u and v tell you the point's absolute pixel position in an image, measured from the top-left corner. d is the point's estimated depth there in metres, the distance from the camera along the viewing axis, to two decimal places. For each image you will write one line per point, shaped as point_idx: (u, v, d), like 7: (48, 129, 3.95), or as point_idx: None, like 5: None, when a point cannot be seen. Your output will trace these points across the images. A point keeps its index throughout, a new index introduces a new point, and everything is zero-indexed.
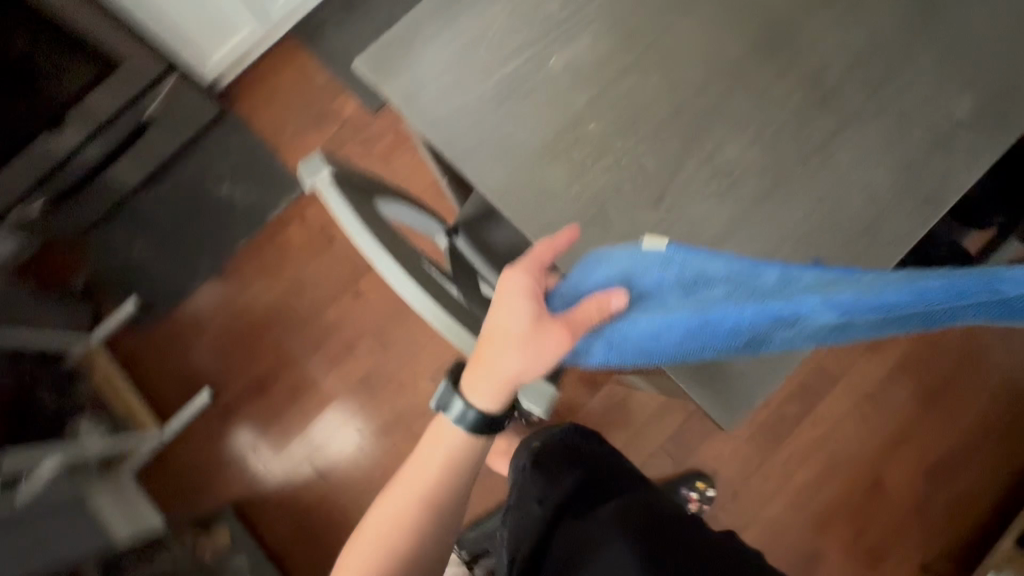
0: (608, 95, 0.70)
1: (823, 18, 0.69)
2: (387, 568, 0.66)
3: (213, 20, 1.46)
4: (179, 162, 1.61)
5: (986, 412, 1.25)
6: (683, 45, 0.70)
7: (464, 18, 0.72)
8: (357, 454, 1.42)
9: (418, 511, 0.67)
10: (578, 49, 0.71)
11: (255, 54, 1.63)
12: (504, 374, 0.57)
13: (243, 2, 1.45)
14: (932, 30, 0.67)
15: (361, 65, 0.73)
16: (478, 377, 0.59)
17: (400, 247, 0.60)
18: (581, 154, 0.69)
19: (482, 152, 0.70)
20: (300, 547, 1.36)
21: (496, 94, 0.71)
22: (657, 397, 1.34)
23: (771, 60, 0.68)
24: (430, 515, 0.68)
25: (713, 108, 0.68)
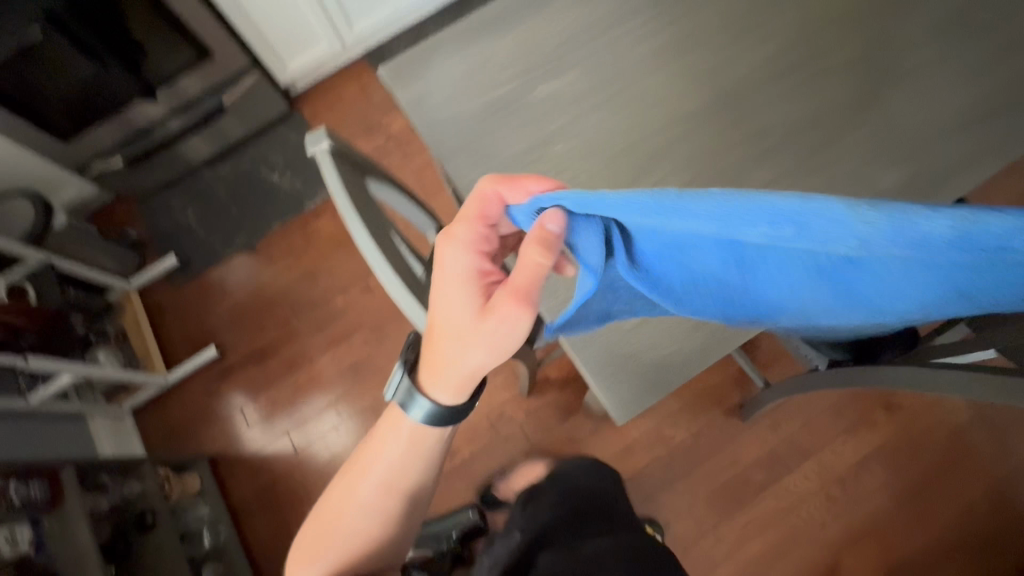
0: (578, 125, 0.74)
1: (773, 86, 0.73)
2: (345, 549, 0.70)
3: (298, 34, 1.61)
4: (245, 145, 1.74)
5: (962, 524, 1.23)
6: (654, 94, 0.74)
7: (476, 47, 0.79)
8: (332, 436, 1.49)
9: (383, 490, 0.70)
10: (562, 80, 0.76)
11: (327, 69, 1.78)
12: (467, 365, 0.61)
13: (326, 21, 1.61)
14: (872, 108, 0.69)
15: (382, 71, 0.80)
16: (441, 371, 0.62)
17: (378, 225, 0.67)
18: (542, 171, 0.72)
19: (458, 157, 0.74)
20: (261, 511, 1.45)
21: (484, 110, 0.76)
22: (625, 437, 1.36)
23: (718, 115, 0.72)
24: (395, 495, 0.71)
25: (665, 151, 0.71)
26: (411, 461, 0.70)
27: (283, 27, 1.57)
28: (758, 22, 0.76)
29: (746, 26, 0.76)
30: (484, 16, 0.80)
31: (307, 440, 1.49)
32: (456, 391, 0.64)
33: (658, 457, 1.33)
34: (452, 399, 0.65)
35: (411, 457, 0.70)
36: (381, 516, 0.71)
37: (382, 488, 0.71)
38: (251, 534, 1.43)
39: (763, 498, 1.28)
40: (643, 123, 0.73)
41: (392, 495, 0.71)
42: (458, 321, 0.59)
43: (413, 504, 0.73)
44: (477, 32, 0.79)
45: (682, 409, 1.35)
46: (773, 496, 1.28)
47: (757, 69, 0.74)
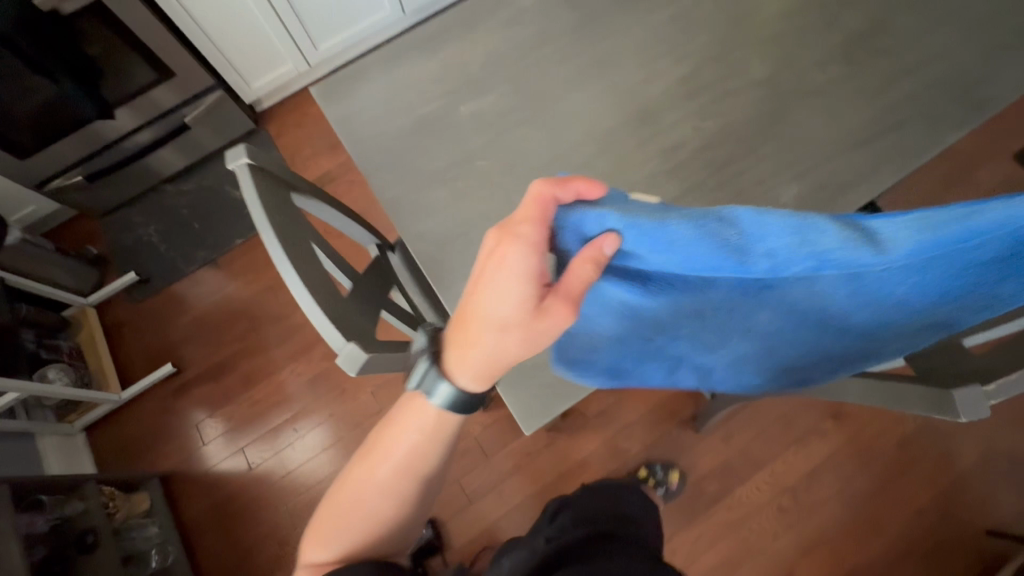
0: (499, 140, 0.75)
1: (688, 102, 0.74)
2: (372, 527, 0.61)
3: (263, 53, 1.64)
4: (210, 161, 1.77)
5: (910, 533, 1.24)
6: (573, 110, 0.76)
7: (405, 67, 0.81)
8: (290, 452, 1.48)
9: (397, 473, 0.61)
10: (486, 98, 0.78)
11: (294, 87, 1.82)
12: (499, 357, 0.54)
13: (291, 42, 1.65)
14: (780, 124, 0.72)
15: (315, 90, 0.82)
16: (470, 360, 0.55)
17: (296, 240, 0.68)
18: (462, 185, 0.73)
19: (381, 171, 0.75)
20: (217, 529, 1.43)
21: (409, 127, 0.77)
22: (581, 449, 1.36)
23: (634, 132, 0.74)
24: (411, 482, 0.61)
25: (582, 165, 0.72)
26: (431, 440, 0.61)
27: (247, 48, 1.60)
28: (675, 41, 0.78)
29: (664, 46, 0.78)
30: (413, 39, 0.83)
31: (263, 456, 1.48)
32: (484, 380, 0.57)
33: (613, 470, 1.34)
34: (478, 391, 0.57)
35: (433, 437, 0.61)
36: (391, 503, 0.61)
37: (395, 471, 0.61)
38: (204, 553, 1.40)
39: (715, 509, 1.29)
40: (565, 138, 0.74)
41: (407, 479, 0.61)
42: (501, 314, 0.51)
43: (428, 493, 0.64)
44: (406, 53, 0.82)
45: (636, 420, 1.36)
46: (726, 507, 1.29)
47: (673, 86, 0.75)
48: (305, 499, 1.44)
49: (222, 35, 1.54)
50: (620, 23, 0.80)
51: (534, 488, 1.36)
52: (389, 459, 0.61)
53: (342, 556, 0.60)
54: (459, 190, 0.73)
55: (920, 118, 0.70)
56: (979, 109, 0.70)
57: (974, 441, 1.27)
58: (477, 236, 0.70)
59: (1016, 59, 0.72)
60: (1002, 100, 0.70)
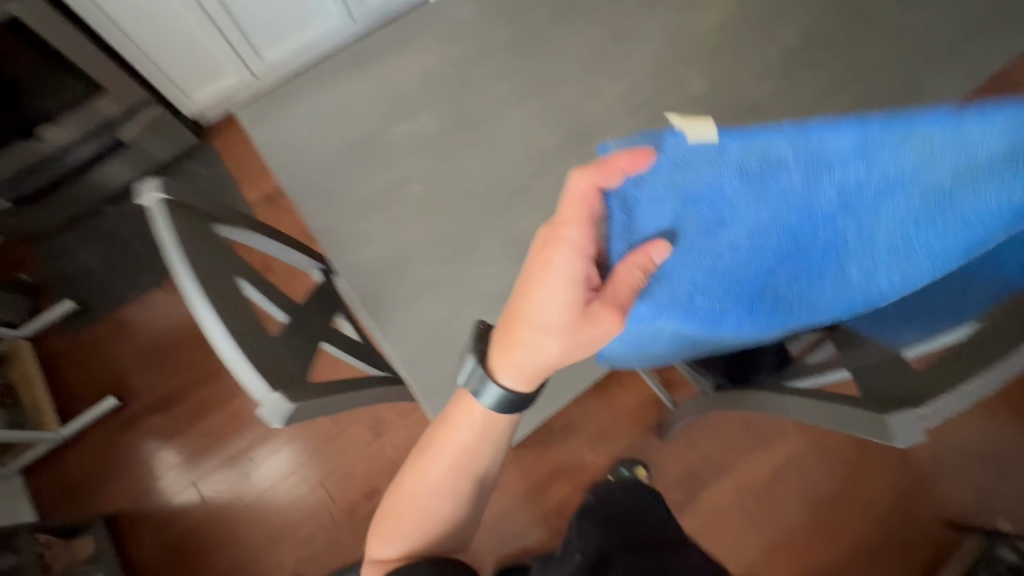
0: (435, 163, 0.72)
1: (626, 121, 0.73)
2: (441, 514, 0.57)
3: (202, 65, 1.55)
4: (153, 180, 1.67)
5: (869, 528, 1.27)
6: (510, 130, 0.73)
7: (334, 88, 0.78)
8: (246, 482, 1.42)
9: (451, 474, 0.57)
10: (422, 119, 0.75)
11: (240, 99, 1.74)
12: (542, 364, 0.51)
13: (233, 52, 1.57)
14: None
15: (239, 113, 0.77)
16: (512, 363, 0.51)
17: (216, 275, 0.64)
18: (398, 212, 0.70)
19: (313, 198, 0.71)
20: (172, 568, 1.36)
21: (342, 150, 0.74)
22: (548, 462, 1.35)
23: (574, 151, 0.72)
24: (467, 478, 0.58)
25: (521, 186, 0.70)
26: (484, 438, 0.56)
27: (184, 60, 1.52)
28: (615, 58, 0.77)
29: (604, 62, 0.77)
30: (345, 57, 0.79)
31: (218, 488, 1.42)
32: (526, 384, 0.53)
33: (582, 482, 1.33)
34: (525, 392, 0.53)
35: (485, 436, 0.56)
36: (450, 502, 0.57)
37: (449, 471, 0.57)
38: None
39: (682, 517, 1.29)
40: (505, 160, 0.72)
41: (462, 478, 0.58)
42: (550, 318, 0.48)
43: (485, 489, 0.60)
44: (336, 73, 0.78)
45: (602, 431, 1.35)
46: (692, 513, 1.29)
47: (611, 104, 0.74)
48: (264, 531, 1.38)
49: (155, 48, 1.45)
50: (559, 39, 0.79)
51: (501, 506, 1.33)
52: (440, 459, 0.57)
53: (405, 555, 0.56)
54: (395, 216, 0.69)
55: None
56: None
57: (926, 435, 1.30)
58: (414, 264, 0.67)
59: (945, 73, 0.73)
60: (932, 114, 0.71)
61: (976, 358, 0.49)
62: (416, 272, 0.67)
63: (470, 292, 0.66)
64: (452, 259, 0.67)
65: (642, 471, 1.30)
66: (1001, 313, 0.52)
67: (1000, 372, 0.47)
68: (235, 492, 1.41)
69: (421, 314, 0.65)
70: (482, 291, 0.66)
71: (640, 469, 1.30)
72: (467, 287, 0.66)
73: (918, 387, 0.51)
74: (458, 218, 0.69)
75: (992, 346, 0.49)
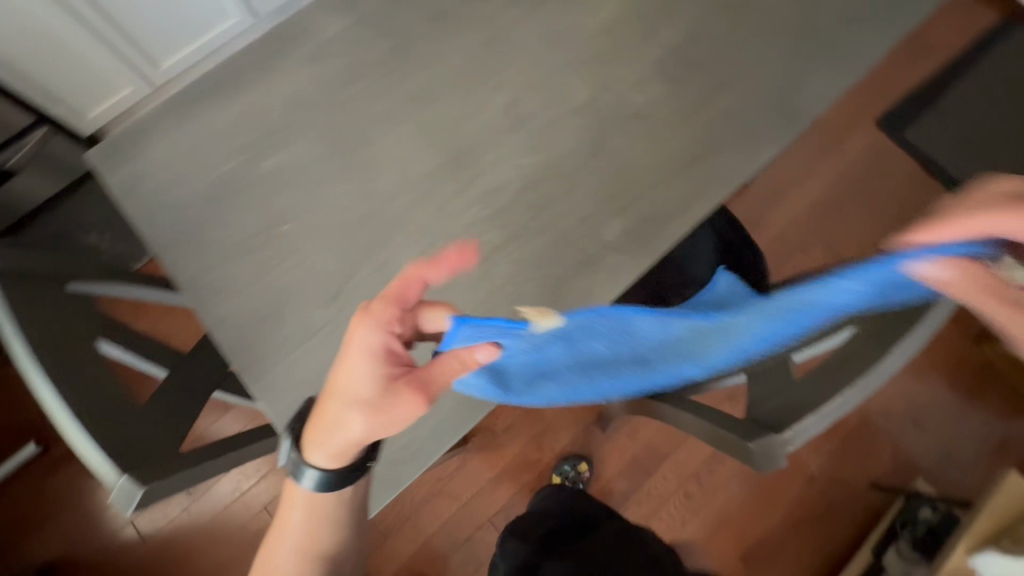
0: (307, 199, 0.68)
1: (506, 139, 0.69)
2: None
3: (92, 78, 1.29)
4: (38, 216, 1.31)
5: (803, 499, 1.32)
6: (386, 158, 0.69)
7: (195, 120, 0.71)
8: (188, 516, 1.37)
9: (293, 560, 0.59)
10: (291, 149, 0.70)
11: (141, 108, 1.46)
12: (350, 442, 0.50)
13: (127, 59, 1.30)
14: (600, 157, 0.68)
15: (89, 154, 0.70)
16: (321, 439, 0.51)
17: (65, 344, 0.59)
18: (269, 256, 0.66)
19: (176, 248, 0.66)
20: None
21: (205, 191, 0.68)
22: (493, 466, 1.35)
23: (453, 177, 0.68)
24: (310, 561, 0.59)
25: (397, 220, 0.67)
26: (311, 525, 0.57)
27: (81, 74, 1.26)
28: (493, 69, 0.73)
29: (482, 75, 0.73)
30: (205, 83, 0.73)
31: (158, 525, 1.37)
32: (337, 458, 0.52)
33: (528, 482, 1.34)
34: (340, 468, 0.53)
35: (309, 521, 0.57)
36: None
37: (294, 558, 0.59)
38: None
39: (627, 504, 1.32)
40: (382, 191, 0.68)
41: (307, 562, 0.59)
42: (356, 394, 0.48)
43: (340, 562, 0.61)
44: (195, 103, 0.72)
45: (546, 429, 1.36)
46: (638, 499, 1.32)
47: (491, 122, 0.70)
48: (212, 562, 1.35)
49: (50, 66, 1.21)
50: (433, 52, 0.74)
51: (449, 513, 1.33)
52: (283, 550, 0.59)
53: None
54: (268, 262, 0.66)
55: (736, 136, 0.69)
56: (791, 122, 0.70)
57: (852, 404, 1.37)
58: (289, 310, 0.64)
59: (826, 65, 0.71)
60: (812, 112, 0.70)
61: (835, 379, 0.54)
62: (291, 319, 0.64)
63: None
64: (329, 302, 0.64)
65: (584, 467, 1.31)
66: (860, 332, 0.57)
67: (854, 395, 0.51)
68: (176, 527, 1.37)
69: (298, 364, 0.62)
70: None
71: (582, 464, 1.32)
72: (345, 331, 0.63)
73: (790, 404, 0.55)
74: (335, 258, 0.66)
75: (849, 366, 0.53)
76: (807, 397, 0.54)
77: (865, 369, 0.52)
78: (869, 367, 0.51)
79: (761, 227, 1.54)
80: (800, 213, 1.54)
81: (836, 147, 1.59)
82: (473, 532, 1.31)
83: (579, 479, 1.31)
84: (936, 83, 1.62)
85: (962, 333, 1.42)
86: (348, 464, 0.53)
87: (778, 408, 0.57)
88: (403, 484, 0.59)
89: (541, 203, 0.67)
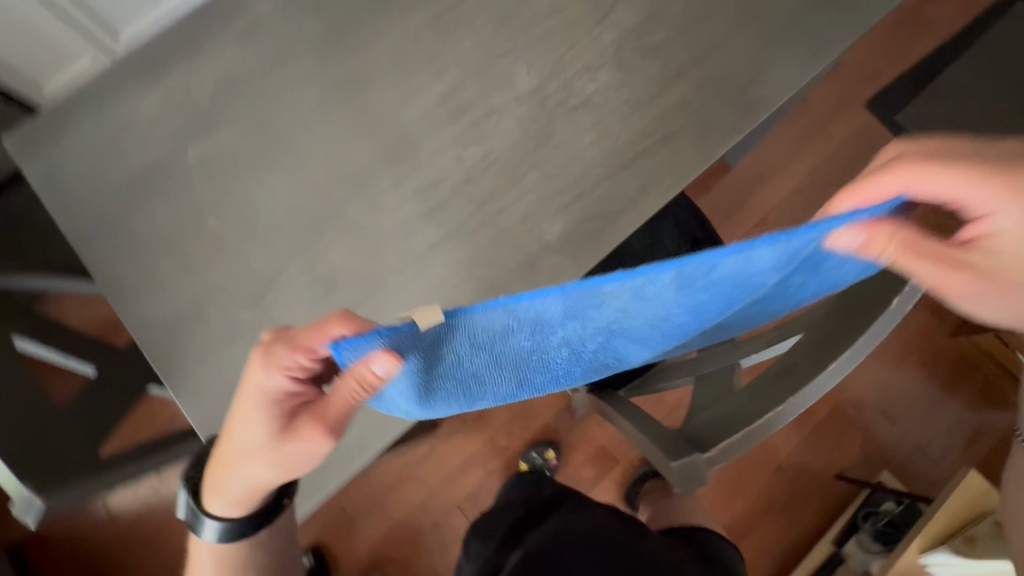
0: (234, 192, 0.64)
1: (446, 128, 0.65)
2: None
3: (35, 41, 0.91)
4: None
5: (770, 488, 1.32)
6: (317, 147, 0.65)
7: (115, 106, 0.67)
8: (155, 500, 1.36)
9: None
10: (218, 137, 0.66)
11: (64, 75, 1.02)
12: (256, 486, 0.54)
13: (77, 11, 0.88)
14: (545, 148, 0.64)
15: (4, 141, 0.66)
16: (228, 484, 0.55)
17: None
18: (192, 252, 0.62)
19: (97, 244, 0.63)
20: None
21: (127, 183, 0.65)
22: (461, 452, 1.34)
23: (388, 168, 0.64)
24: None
25: (327, 213, 0.63)
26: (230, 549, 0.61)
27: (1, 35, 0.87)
28: (434, 53, 0.68)
29: (421, 59, 0.68)
30: (127, 64, 0.68)
31: (125, 508, 1.35)
32: (245, 502, 0.57)
33: (496, 468, 1.34)
34: (244, 516, 0.59)
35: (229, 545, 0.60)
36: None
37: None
38: None
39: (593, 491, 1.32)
40: (310, 184, 0.64)
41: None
42: (249, 445, 0.50)
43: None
44: (116, 87, 0.67)
45: (515, 416, 1.35)
46: (604, 488, 1.32)
47: (430, 110, 0.65)
48: (178, 548, 1.34)
49: None
50: (371, 31, 0.68)
51: (417, 499, 1.33)
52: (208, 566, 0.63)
53: None
54: (188, 260, 0.62)
55: (687, 132, 0.65)
56: (748, 116, 0.65)
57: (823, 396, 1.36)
58: (211, 310, 0.60)
59: (790, 53, 0.67)
60: (772, 104, 0.66)
61: (769, 396, 0.51)
62: (213, 319, 0.60)
63: None
64: (253, 302, 0.60)
65: (552, 454, 1.31)
66: (801, 349, 0.54)
67: (785, 413, 0.48)
68: (141, 511, 1.35)
69: (219, 368, 0.59)
70: None
71: (550, 451, 1.31)
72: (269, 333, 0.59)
73: (724, 423, 0.53)
74: (258, 255, 0.62)
75: (783, 383, 0.50)
76: (740, 415, 0.52)
77: (797, 387, 0.48)
78: (802, 385, 0.48)
79: (743, 213, 1.49)
80: (783, 199, 1.50)
81: (822, 131, 1.53)
82: (440, 517, 1.31)
83: (547, 467, 1.30)
84: (931, 64, 1.55)
85: (937, 326, 1.40)
86: (253, 512, 0.59)
87: (714, 425, 0.54)
88: (327, 487, 0.59)
89: (478, 200, 0.63)
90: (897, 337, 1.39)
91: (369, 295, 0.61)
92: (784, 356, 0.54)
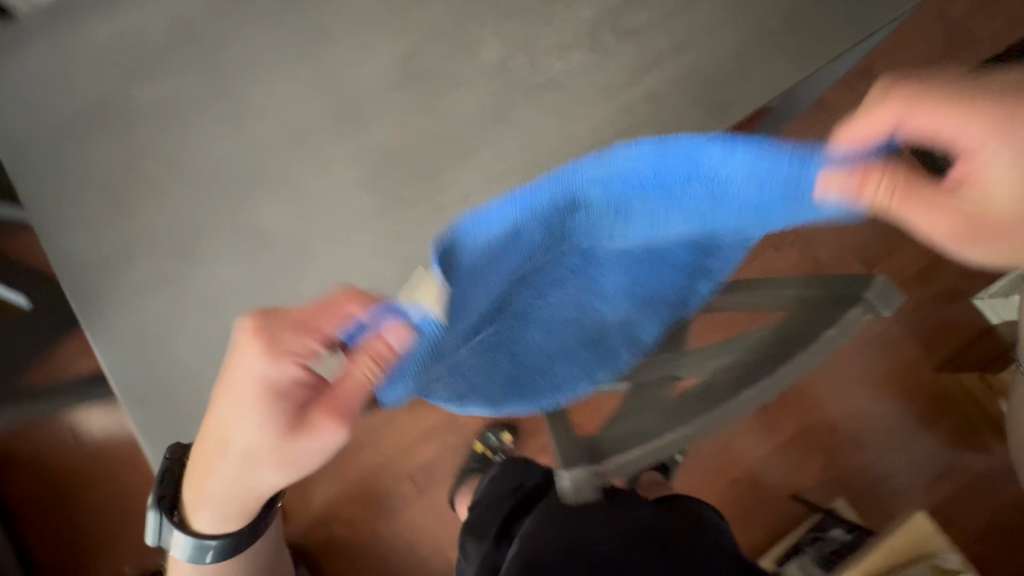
0: (176, 138, 0.61)
1: (400, 96, 0.62)
2: None
3: None
4: None
5: (723, 501, 1.30)
6: (266, 100, 0.62)
7: (60, 31, 0.63)
8: (111, 434, 1.36)
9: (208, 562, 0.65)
10: (167, 79, 0.63)
11: None
12: (259, 489, 0.55)
13: None
14: (500, 129, 0.61)
15: None
16: (219, 497, 0.56)
17: None
18: (127, 196, 0.60)
19: (32, 176, 0.61)
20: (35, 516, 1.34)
21: (68, 117, 0.62)
22: (419, 425, 1.34)
23: (335, 131, 0.62)
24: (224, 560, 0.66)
25: (267, 171, 0.61)
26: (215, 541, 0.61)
27: None
28: (399, 10, 0.64)
29: (385, 16, 0.64)
30: None
31: (81, 439, 1.36)
32: (240, 509, 0.58)
33: (451, 445, 1.34)
34: (235, 531, 0.61)
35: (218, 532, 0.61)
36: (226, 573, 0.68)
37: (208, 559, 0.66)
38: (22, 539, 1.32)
39: None
40: (253, 137, 0.61)
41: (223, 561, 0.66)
42: (247, 449, 0.50)
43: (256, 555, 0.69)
44: (62, 11, 0.63)
45: None
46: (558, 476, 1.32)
47: (386, 75, 0.62)
48: (130, 484, 1.35)
49: None
50: None
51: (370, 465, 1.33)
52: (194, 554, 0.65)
53: None
54: (120, 200, 0.61)
55: (652, 126, 0.61)
56: (721, 115, 0.61)
57: (792, 415, 1.33)
58: (139, 256, 0.60)
59: (778, 52, 0.61)
60: (748, 107, 0.61)
61: (681, 412, 0.48)
62: (140, 266, 0.59)
63: (198, 291, 0.59)
64: (183, 253, 0.60)
65: (508, 438, 1.31)
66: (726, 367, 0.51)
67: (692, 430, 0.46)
68: (101, 447, 1.36)
69: (140, 314, 0.59)
70: (210, 287, 0.59)
71: (507, 435, 1.31)
72: (195, 284, 0.59)
73: (630, 434, 0.50)
74: (191, 204, 0.60)
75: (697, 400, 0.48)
76: (649, 428, 0.49)
77: (711, 407, 0.46)
78: (717, 405, 0.46)
79: None
80: None
81: None
82: (390, 486, 1.32)
83: (501, 449, 1.31)
84: None
85: (923, 360, 1.36)
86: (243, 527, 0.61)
87: (620, 435, 0.52)
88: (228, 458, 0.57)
89: (422, 173, 0.60)
90: (878, 365, 1.35)
91: (298, 260, 0.60)
92: (708, 374, 0.52)
